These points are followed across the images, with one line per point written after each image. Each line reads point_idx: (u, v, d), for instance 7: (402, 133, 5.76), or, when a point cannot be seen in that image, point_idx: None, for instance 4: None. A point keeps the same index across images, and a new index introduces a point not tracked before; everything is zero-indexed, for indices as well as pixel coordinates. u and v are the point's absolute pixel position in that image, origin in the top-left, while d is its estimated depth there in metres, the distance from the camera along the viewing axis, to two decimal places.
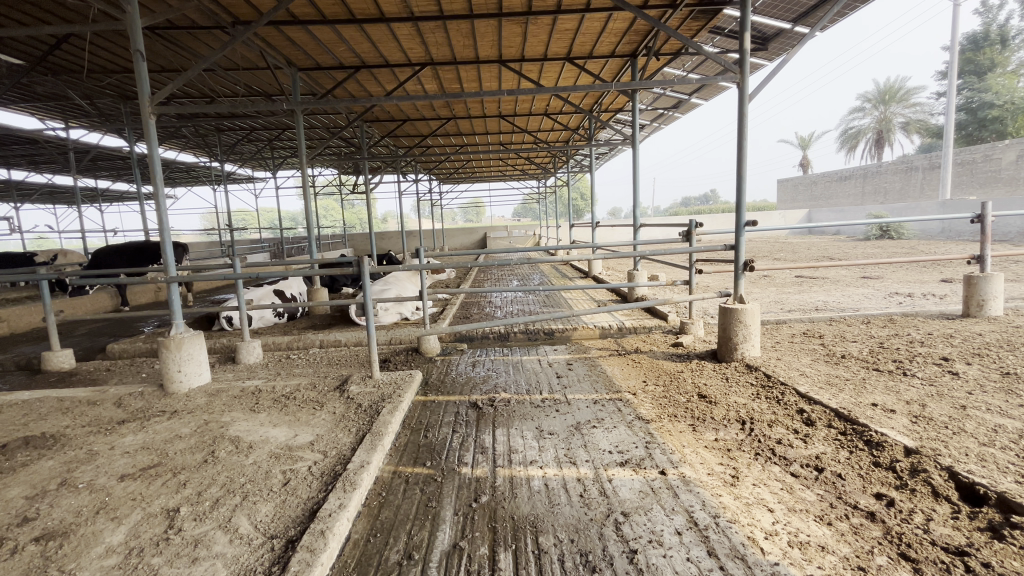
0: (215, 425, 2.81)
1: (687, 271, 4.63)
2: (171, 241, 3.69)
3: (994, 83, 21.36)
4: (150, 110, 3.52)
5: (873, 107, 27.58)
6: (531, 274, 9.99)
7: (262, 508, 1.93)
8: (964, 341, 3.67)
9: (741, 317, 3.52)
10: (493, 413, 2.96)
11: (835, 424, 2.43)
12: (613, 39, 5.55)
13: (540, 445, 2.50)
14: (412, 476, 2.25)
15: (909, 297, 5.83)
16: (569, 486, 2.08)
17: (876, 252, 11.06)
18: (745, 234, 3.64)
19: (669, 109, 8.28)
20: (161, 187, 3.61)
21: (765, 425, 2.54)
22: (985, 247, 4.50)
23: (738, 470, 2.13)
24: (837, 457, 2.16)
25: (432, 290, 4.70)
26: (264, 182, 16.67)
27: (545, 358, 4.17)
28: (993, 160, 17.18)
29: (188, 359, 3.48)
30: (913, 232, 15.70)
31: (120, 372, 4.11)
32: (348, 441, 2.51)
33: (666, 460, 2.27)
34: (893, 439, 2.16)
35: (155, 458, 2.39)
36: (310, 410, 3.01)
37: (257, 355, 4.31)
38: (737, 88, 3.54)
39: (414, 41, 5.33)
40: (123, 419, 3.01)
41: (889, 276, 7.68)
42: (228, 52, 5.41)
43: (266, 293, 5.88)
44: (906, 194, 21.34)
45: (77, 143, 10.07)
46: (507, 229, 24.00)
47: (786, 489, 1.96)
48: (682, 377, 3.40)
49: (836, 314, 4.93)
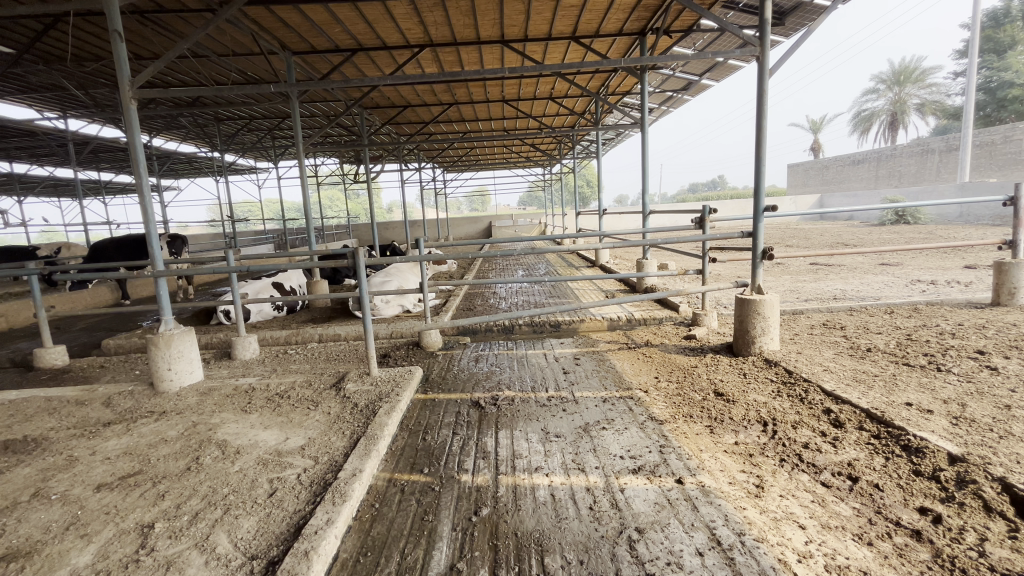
0: (204, 428, 2.66)
1: (700, 260, 4.37)
2: (158, 235, 3.53)
3: (1015, 61, 20.66)
4: (131, 96, 3.34)
5: (887, 89, 26.82)
6: (536, 264, 9.81)
7: (244, 522, 1.78)
8: (999, 332, 3.43)
9: (759, 308, 3.31)
10: (496, 414, 2.79)
11: (866, 426, 2.23)
12: (622, 15, 5.25)
13: (546, 449, 2.33)
14: (409, 485, 2.09)
15: (933, 285, 5.57)
16: (577, 497, 1.91)
17: (893, 237, 10.76)
18: (763, 220, 3.40)
19: (678, 91, 7.97)
20: (144, 177, 3.44)
21: (789, 427, 2.35)
22: (1018, 232, 4.24)
23: (763, 479, 1.95)
24: (872, 464, 1.97)
25: (433, 282, 4.52)
26: (266, 172, 16.48)
27: (551, 352, 3.99)
28: (1014, 141, 16.64)
29: (178, 357, 3.33)
30: (930, 217, 15.31)
31: (113, 370, 3.99)
32: (341, 446, 2.35)
33: (682, 466, 2.09)
34: (935, 444, 1.96)
35: (135, 466, 2.25)
36: (304, 410, 2.86)
37: (253, 350, 4.18)
38: (756, 61, 3.28)
39: (412, 21, 5.08)
40: (109, 421, 2.87)
41: (908, 263, 7.39)
42: (219, 36, 5.20)
43: (265, 286, 5.75)
44: (921, 178, 20.78)
45: (76, 135, 9.93)
46: (512, 218, 23.74)
47: (817, 502, 1.78)
48: (696, 373, 3.20)
49: (856, 304, 4.69)
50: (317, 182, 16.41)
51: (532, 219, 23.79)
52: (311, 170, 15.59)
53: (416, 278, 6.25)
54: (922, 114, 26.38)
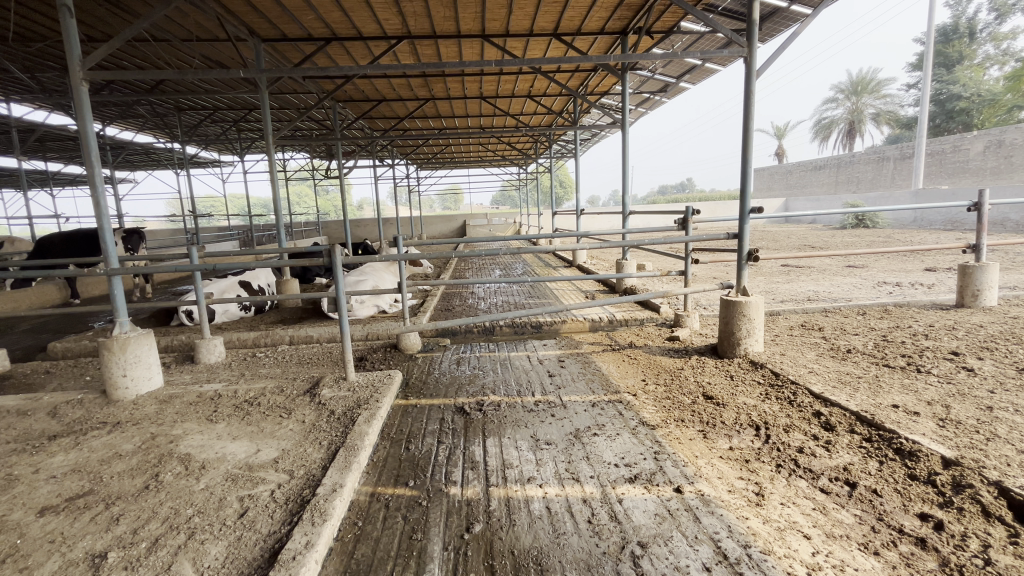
0: (164, 441, 2.44)
1: (683, 261, 4.34)
2: (111, 229, 3.24)
3: (962, 75, 21.90)
4: (81, 77, 3.06)
5: (845, 98, 27.97)
6: (513, 263, 9.74)
7: (211, 549, 1.61)
8: (969, 333, 3.54)
9: (744, 310, 3.31)
10: (482, 420, 2.68)
11: (857, 429, 2.23)
12: (605, 14, 5.21)
13: (538, 458, 2.23)
14: (394, 500, 1.95)
15: (899, 287, 5.77)
16: (574, 510, 1.82)
17: (855, 241, 11.19)
18: (749, 222, 3.39)
19: (656, 93, 8.03)
20: (97, 167, 3.16)
21: (781, 430, 2.33)
22: (981, 236, 4.40)
23: (762, 486, 1.90)
24: (867, 468, 1.95)
25: (412, 282, 4.36)
26: (231, 166, 15.80)
27: (535, 354, 3.89)
28: (962, 150, 17.58)
29: (135, 362, 3.07)
30: (886, 221, 16.04)
31: (61, 376, 3.67)
32: (318, 458, 2.19)
33: (680, 474, 2.02)
34: (927, 448, 1.96)
35: (85, 485, 2.03)
36: (276, 419, 2.67)
37: (219, 354, 3.93)
38: (744, 62, 3.27)
39: (390, 11, 4.90)
40: (55, 434, 2.61)
41: (873, 265, 7.66)
42: (181, 19, 4.87)
43: (231, 285, 5.45)
44: (877, 184, 21.76)
45: (21, 122, 9.23)
46: (486, 217, 23.62)
47: (819, 510, 1.74)
48: (683, 375, 3.17)
49: (830, 305, 4.79)
50: (286, 177, 15.85)
51: (506, 219, 23.69)
52: (279, 165, 15.02)
53: (391, 278, 6.07)
54: (878, 123, 27.64)
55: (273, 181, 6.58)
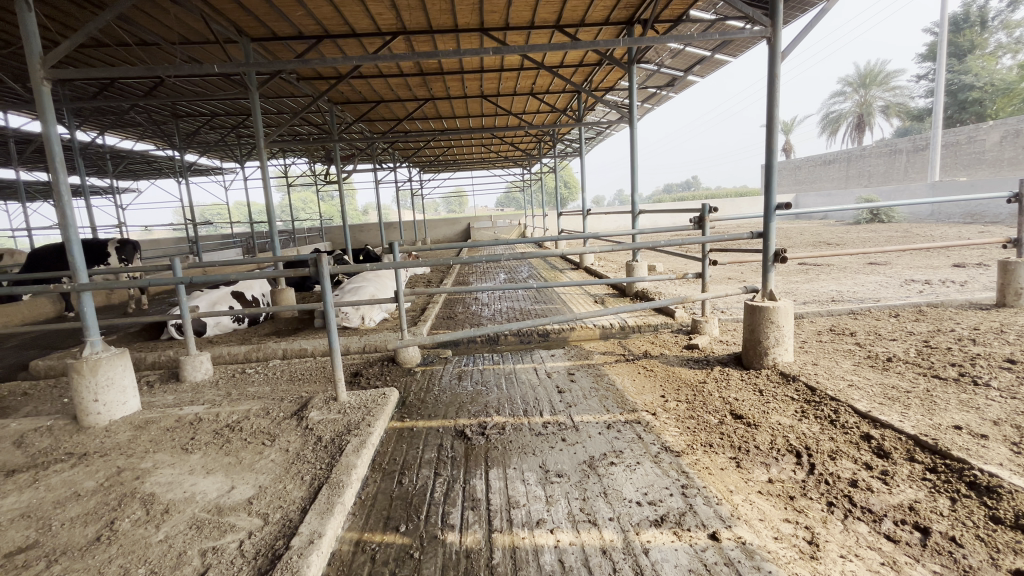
0: (130, 477, 2.18)
1: (701, 262, 4.01)
2: (79, 242, 3.01)
3: (974, 65, 21.43)
4: (42, 76, 2.83)
5: (853, 91, 27.45)
6: (518, 267, 9.50)
7: None
8: (1019, 337, 3.21)
9: (772, 316, 3.01)
10: (485, 446, 2.40)
11: (918, 456, 1.93)
12: (609, 2, 4.94)
13: (548, 494, 1.95)
14: (381, 552, 1.68)
15: (929, 285, 5.42)
16: (593, 565, 1.54)
17: (873, 236, 10.79)
18: (775, 218, 3.08)
19: (664, 87, 7.74)
20: (62, 175, 2.93)
21: (827, 458, 2.02)
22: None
23: (814, 532, 1.61)
24: (938, 508, 1.65)
25: (410, 290, 4.07)
26: (233, 173, 15.70)
27: (542, 366, 3.61)
28: (977, 141, 17.08)
29: (107, 385, 2.82)
30: (902, 215, 15.59)
31: (37, 398, 3.43)
32: (298, 498, 1.93)
33: (714, 515, 1.73)
34: (1009, 483, 1.66)
35: (30, 536, 1.78)
36: (257, 447, 2.41)
37: (205, 370, 3.68)
38: (767, 44, 2.99)
39: (383, 6, 4.65)
40: (14, 469, 2.35)
41: (896, 262, 7.31)
42: (163, 18, 4.64)
43: (223, 296, 5.23)
44: (890, 177, 21.27)
45: (17, 132, 9.09)
46: (492, 219, 23.40)
47: (888, 565, 1.45)
48: (707, 390, 2.87)
49: (858, 306, 4.47)
50: (287, 183, 15.71)
51: (512, 221, 23.49)
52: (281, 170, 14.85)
53: (390, 286, 5.80)
54: (887, 116, 27.12)
55: (268, 188, 6.32)
